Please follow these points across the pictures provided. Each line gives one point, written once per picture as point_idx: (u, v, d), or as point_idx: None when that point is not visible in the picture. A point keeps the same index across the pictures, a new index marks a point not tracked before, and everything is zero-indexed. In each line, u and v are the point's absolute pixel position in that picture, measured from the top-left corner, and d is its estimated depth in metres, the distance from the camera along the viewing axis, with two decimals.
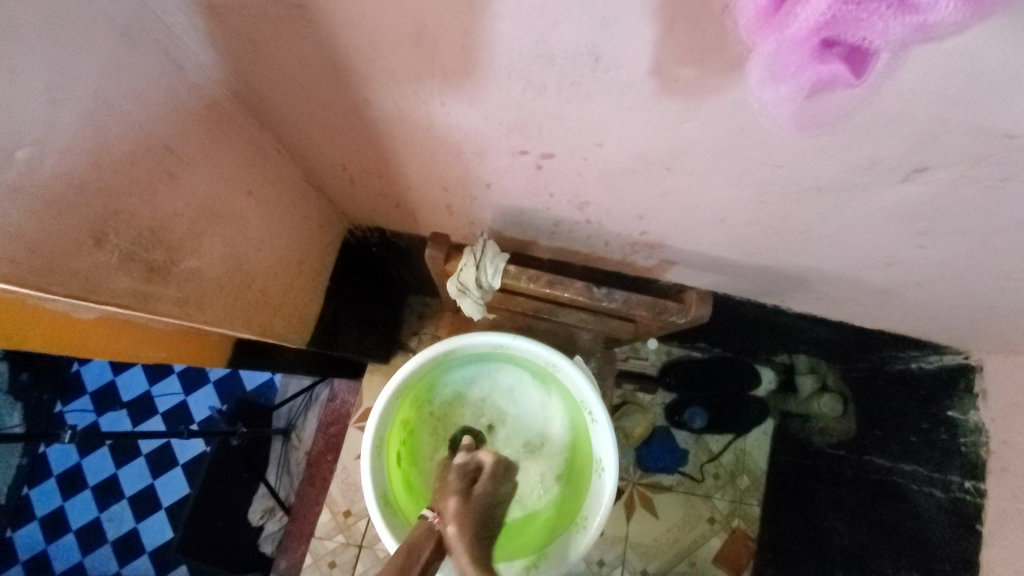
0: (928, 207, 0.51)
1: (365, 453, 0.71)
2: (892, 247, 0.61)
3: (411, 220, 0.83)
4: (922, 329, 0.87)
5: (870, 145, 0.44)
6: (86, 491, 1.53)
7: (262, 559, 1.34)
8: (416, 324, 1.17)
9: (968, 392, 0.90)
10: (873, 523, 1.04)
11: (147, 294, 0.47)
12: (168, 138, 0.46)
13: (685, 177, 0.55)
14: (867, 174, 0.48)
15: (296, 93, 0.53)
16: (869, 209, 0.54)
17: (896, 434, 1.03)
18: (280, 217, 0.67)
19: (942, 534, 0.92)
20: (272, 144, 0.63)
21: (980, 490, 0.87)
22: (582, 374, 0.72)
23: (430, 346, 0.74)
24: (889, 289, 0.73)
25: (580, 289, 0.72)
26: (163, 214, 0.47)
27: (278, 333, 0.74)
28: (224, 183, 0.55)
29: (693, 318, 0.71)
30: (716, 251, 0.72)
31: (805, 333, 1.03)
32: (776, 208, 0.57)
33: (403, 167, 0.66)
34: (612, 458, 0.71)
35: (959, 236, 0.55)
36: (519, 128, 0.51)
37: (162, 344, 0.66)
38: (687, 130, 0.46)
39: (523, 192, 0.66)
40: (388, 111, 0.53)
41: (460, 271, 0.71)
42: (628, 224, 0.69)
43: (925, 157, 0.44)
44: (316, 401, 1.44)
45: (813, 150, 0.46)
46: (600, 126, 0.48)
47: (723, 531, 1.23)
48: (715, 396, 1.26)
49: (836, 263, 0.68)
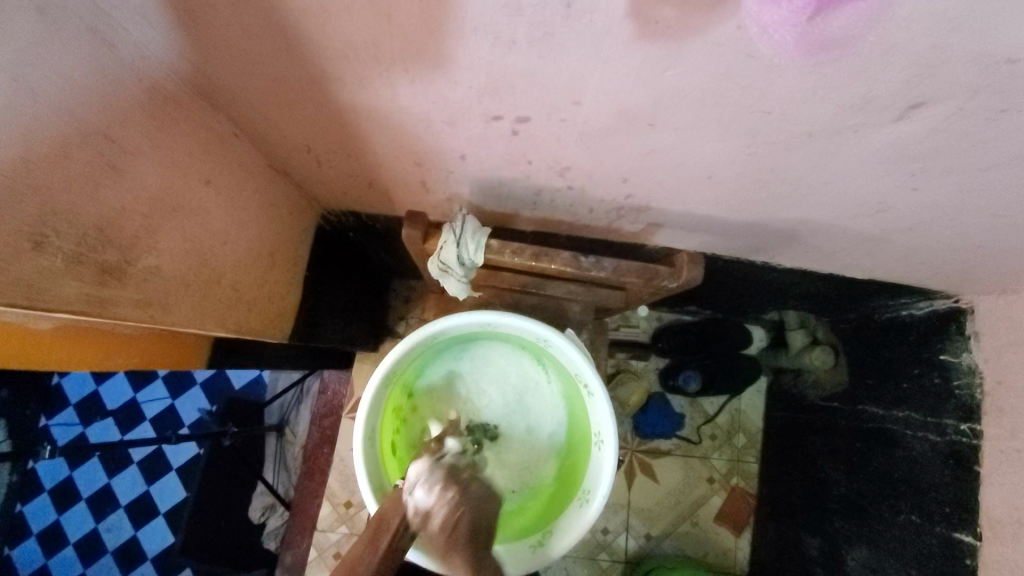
0: (922, 145, 0.49)
1: (356, 445, 0.69)
2: (883, 192, 0.59)
3: (386, 201, 0.80)
4: (912, 275, 0.86)
5: (862, 83, 0.42)
6: (79, 503, 1.50)
7: (268, 556, 1.32)
8: (402, 309, 1.15)
9: (961, 335, 0.87)
10: (870, 471, 0.99)
11: (100, 298, 0.43)
12: (105, 125, 0.42)
13: (669, 132, 0.52)
14: (859, 114, 0.46)
15: (247, 69, 0.49)
16: (861, 153, 0.52)
17: (888, 382, 1.00)
18: (245, 206, 0.63)
19: (937, 476, 0.87)
20: (227, 127, 0.59)
21: (977, 432, 0.82)
22: (573, 345, 0.70)
23: (415, 330, 0.71)
24: (880, 236, 0.71)
25: (567, 259, 0.69)
26: (111, 210, 0.43)
27: (255, 329, 0.71)
28: (179, 174, 0.51)
29: (685, 281, 0.69)
30: (704, 210, 0.70)
31: (795, 288, 1.03)
32: (765, 159, 0.55)
33: (371, 144, 0.62)
34: (611, 429, 0.70)
35: (954, 174, 0.53)
36: (491, 91, 0.48)
37: (134, 348, 0.63)
38: (669, 79, 0.43)
39: (501, 162, 0.63)
40: (348, 81, 0.49)
41: (440, 250, 0.68)
42: (612, 187, 0.66)
43: (921, 91, 0.42)
44: (307, 393, 1.41)
45: (803, 93, 0.44)
46: (578, 82, 0.45)
47: (723, 489, 1.30)
48: (708, 357, 1.27)
49: (826, 213, 0.67)
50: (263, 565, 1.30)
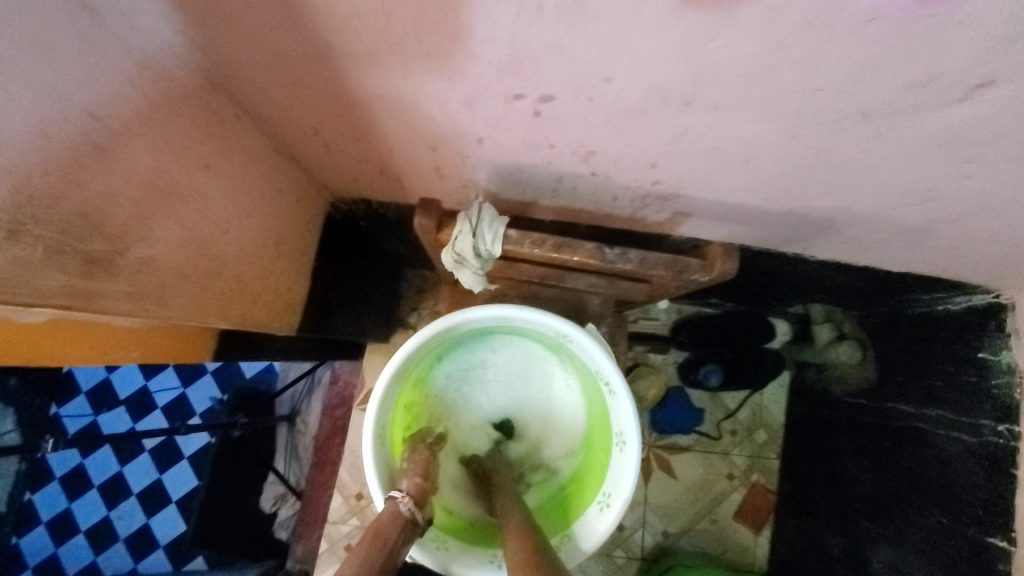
0: (990, 128, 0.44)
1: (367, 443, 0.66)
2: (937, 179, 0.54)
3: (398, 188, 0.76)
4: (955, 268, 0.81)
5: (933, 54, 0.37)
6: (91, 491, 1.50)
7: (279, 546, 1.31)
8: (413, 300, 1.07)
9: (1001, 332, 0.83)
10: (898, 472, 0.96)
11: (86, 290, 0.40)
12: (92, 104, 0.38)
13: (706, 112, 0.47)
14: (924, 93, 0.41)
15: (247, 44, 0.45)
16: (919, 136, 0.47)
17: (919, 379, 0.95)
18: (248, 192, 0.60)
19: (970, 478, 0.84)
20: (229, 109, 0.55)
21: (1017, 433, 0.79)
22: (595, 343, 0.66)
23: (429, 324, 0.68)
24: (925, 227, 0.66)
25: (591, 251, 0.65)
26: (98, 196, 0.40)
27: (259, 321, 0.68)
28: (175, 157, 0.47)
29: (718, 275, 0.64)
30: (736, 198, 0.65)
31: (826, 281, 0.97)
32: (810, 142, 0.50)
33: (381, 127, 0.58)
34: (634, 431, 0.66)
35: (1021, 160, 0.48)
36: (513, 66, 0.44)
37: (135, 341, 0.60)
38: (712, 52, 0.39)
39: (521, 146, 0.58)
40: (357, 57, 0.45)
41: (455, 240, 0.64)
42: (638, 174, 0.62)
43: (1000, 66, 0.37)
44: (318, 384, 1.40)
45: (863, 66, 0.39)
46: (610, 55, 0.41)
47: (743, 486, 1.26)
48: (729, 352, 1.24)
49: (869, 203, 0.62)
50: (275, 555, 1.30)
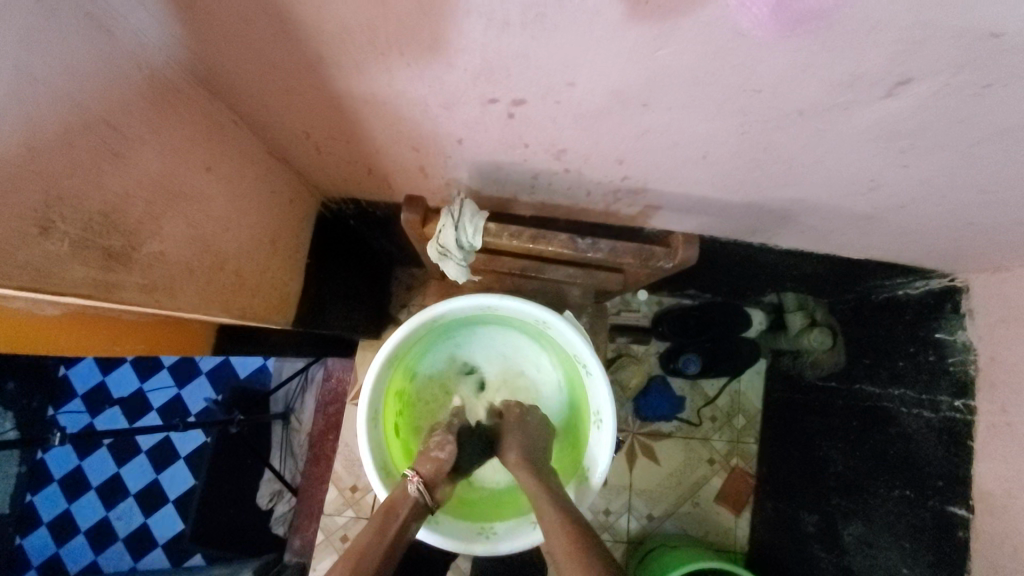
0: (912, 122, 0.49)
1: (360, 426, 0.70)
2: (876, 169, 0.59)
3: (385, 187, 0.80)
4: (909, 254, 0.87)
5: (851, 59, 0.42)
6: (90, 491, 1.53)
7: (277, 540, 1.35)
8: (404, 296, 1.16)
9: (956, 313, 0.88)
10: (865, 449, 1.01)
11: (107, 282, 0.45)
12: (106, 113, 0.42)
13: (663, 112, 0.52)
14: (850, 92, 0.46)
15: (244, 55, 0.49)
16: (853, 130, 0.52)
17: (885, 360, 1.01)
18: (245, 193, 0.64)
19: (932, 452, 0.88)
20: (227, 115, 0.59)
21: (971, 408, 0.83)
22: (571, 328, 0.71)
23: (416, 313, 0.72)
24: (874, 215, 0.72)
25: (565, 242, 0.70)
26: (115, 196, 0.44)
27: (258, 315, 0.72)
28: (180, 160, 0.51)
29: (681, 261, 0.69)
30: (699, 191, 0.70)
31: (793, 269, 1.03)
32: (758, 138, 0.55)
33: (368, 130, 0.63)
34: (610, 409, 0.71)
35: (945, 150, 0.53)
36: (486, 73, 0.49)
37: (139, 335, 0.64)
38: (660, 59, 0.44)
39: (498, 145, 0.63)
40: (344, 66, 0.50)
41: (439, 234, 0.69)
42: (607, 170, 0.67)
43: (910, 67, 0.42)
44: (312, 382, 1.43)
45: (792, 70, 0.44)
46: (571, 63, 0.45)
47: (723, 471, 1.32)
48: (709, 340, 1.29)
49: (820, 193, 0.67)
50: (273, 549, 1.34)
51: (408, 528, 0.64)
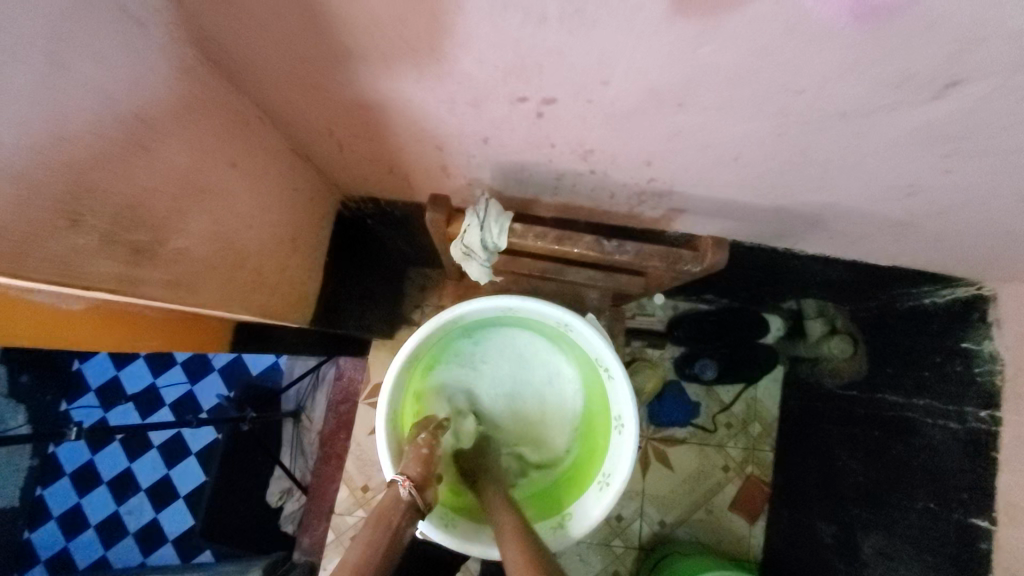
0: (957, 125, 0.48)
1: (379, 427, 0.69)
2: (912, 174, 0.58)
3: (405, 186, 0.80)
4: (938, 261, 0.85)
5: (899, 59, 0.41)
6: (102, 485, 1.54)
7: (285, 538, 1.36)
8: (418, 297, 1.15)
9: (983, 322, 0.86)
10: (887, 460, 0.98)
11: (133, 277, 0.44)
12: (136, 106, 0.42)
13: (697, 113, 0.51)
14: (895, 93, 0.45)
15: (272, 50, 0.49)
16: (894, 133, 0.51)
17: (909, 370, 0.99)
18: (268, 189, 0.64)
19: (956, 464, 0.86)
20: (252, 111, 0.59)
21: (997, 418, 0.82)
22: (594, 331, 0.70)
23: (437, 314, 0.71)
24: (906, 221, 0.70)
25: (590, 244, 0.69)
26: (142, 191, 0.43)
27: (276, 313, 0.71)
28: (206, 156, 0.51)
29: (710, 266, 0.68)
30: (727, 194, 0.69)
31: (816, 276, 1.01)
32: (793, 140, 0.54)
33: (393, 127, 0.62)
34: (632, 413, 0.70)
35: (987, 156, 0.52)
36: (518, 70, 0.48)
37: (159, 331, 0.64)
38: (700, 57, 0.43)
39: (524, 145, 0.62)
40: (374, 62, 0.49)
41: (464, 234, 0.68)
42: (634, 171, 0.66)
43: (961, 68, 0.41)
44: (323, 380, 1.43)
45: (836, 70, 0.43)
46: (607, 61, 0.44)
47: (738, 478, 1.30)
48: (725, 347, 1.27)
49: (852, 198, 0.66)
50: (283, 546, 1.36)
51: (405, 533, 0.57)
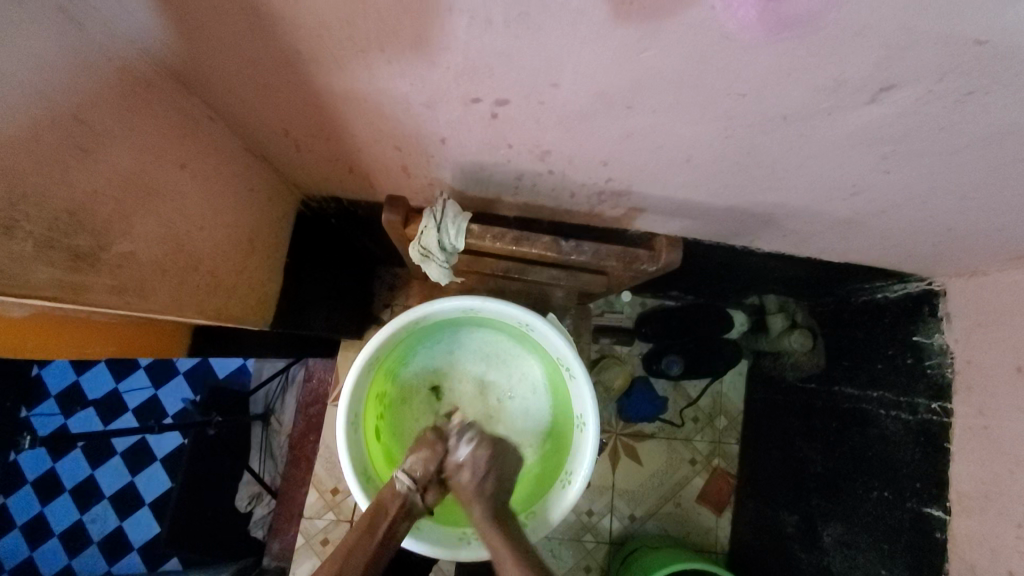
0: (895, 127, 0.50)
1: (339, 429, 0.69)
2: (857, 174, 0.60)
3: (367, 186, 0.79)
4: (888, 258, 0.88)
5: (835, 63, 0.42)
6: (63, 494, 1.49)
7: (256, 544, 1.32)
8: (387, 297, 1.15)
9: (933, 316, 0.89)
10: (845, 450, 1.01)
11: (75, 284, 0.43)
12: (74, 108, 0.41)
13: (648, 115, 0.52)
14: (834, 96, 0.46)
15: (221, 51, 0.48)
16: (836, 135, 0.52)
17: (864, 363, 1.02)
18: (221, 190, 0.62)
19: (909, 454, 0.89)
20: (202, 111, 0.58)
21: (948, 410, 0.84)
22: (555, 330, 0.71)
23: (400, 315, 0.71)
24: (855, 220, 0.73)
25: (548, 244, 0.69)
26: (81, 195, 0.42)
27: (235, 316, 0.70)
28: (152, 157, 0.50)
29: (665, 264, 0.69)
30: (683, 194, 0.70)
31: (773, 273, 1.05)
32: (741, 142, 0.55)
33: (348, 128, 0.61)
34: (593, 411, 0.71)
35: (925, 156, 0.54)
36: (470, 71, 0.47)
37: (110, 335, 0.62)
38: (645, 61, 0.43)
39: (481, 146, 0.62)
40: (324, 63, 0.48)
41: (421, 235, 0.68)
42: (592, 171, 0.66)
43: (895, 73, 0.42)
44: (293, 382, 1.40)
45: (778, 74, 0.44)
46: (556, 64, 0.45)
47: (705, 471, 1.34)
48: (690, 342, 1.30)
49: (801, 197, 0.68)
50: (252, 553, 1.32)
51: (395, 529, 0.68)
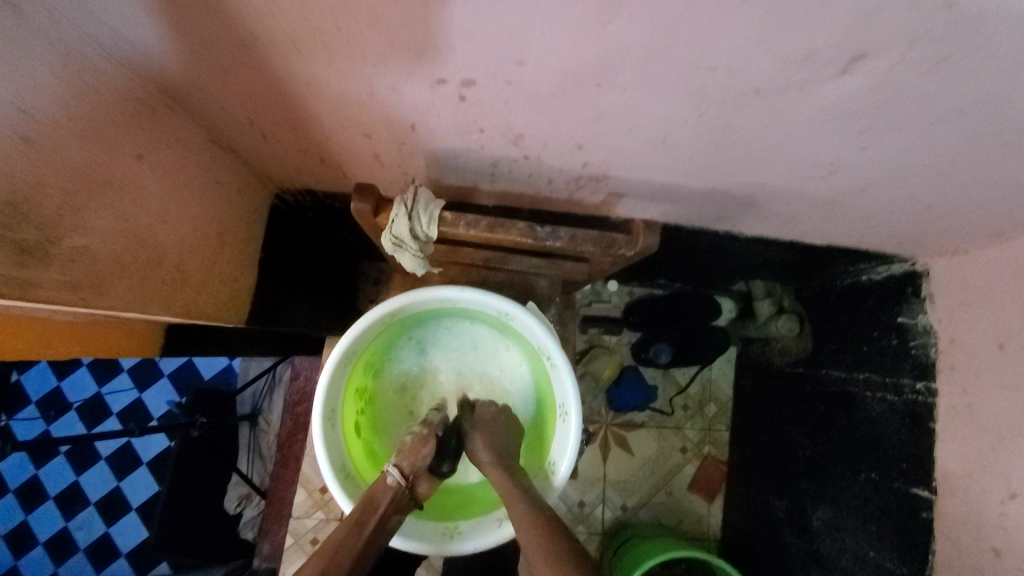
0: (869, 100, 0.49)
1: (315, 427, 0.67)
2: (835, 151, 0.59)
3: (341, 177, 0.77)
4: (872, 240, 0.87)
5: (803, 32, 0.41)
6: (48, 501, 1.46)
7: (246, 546, 1.32)
8: (371, 292, 1.13)
9: (916, 297, 0.89)
10: (832, 434, 1.01)
11: (22, 280, 0.41)
12: (13, 94, 0.39)
13: (619, 93, 0.51)
14: (805, 69, 0.45)
15: (172, 33, 0.46)
16: (811, 111, 0.51)
17: (850, 346, 1.02)
18: (186, 182, 0.61)
19: (896, 434, 0.88)
20: (160, 100, 0.56)
21: (933, 390, 0.84)
22: (536, 320, 0.70)
23: (376, 307, 0.70)
24: (835, 200, 0.72)
25: (523, 231, 0.68)
26: (26, 186, 0.40)
27: (207, 314, 0.68)
28: (105, 147, 0.48)
29: (642, 249, 0.68)
30: (662, 176, 0.69)
31: (760, 258, 1.04)
32: (716, 120, 0.54)
33: (316, 116, 0.60)
34: (575, 401, 0.70)
35: (902, 130, 0.53)
36: (429, 49, 0.46)
37: (74, 337, 0.60)
38: (611, 35, 0.42)
39: (452, 131, 0.61)
40: (282, 46, 0.47)
41: (392, 224, 0.66)
42: (567, 155, 0.65)
43: (865, 41, 0.41)
44: (279, 381, 1.39)
45: (748, 46, 0.43)
46: (520, 39, 0.43)
47: (696, 458, 1.33)
48: (679, 330, 1.29)
49: (781, 178, 0.67)
50: (242, 554, 1.31)
51: (386, 522, 0.64)
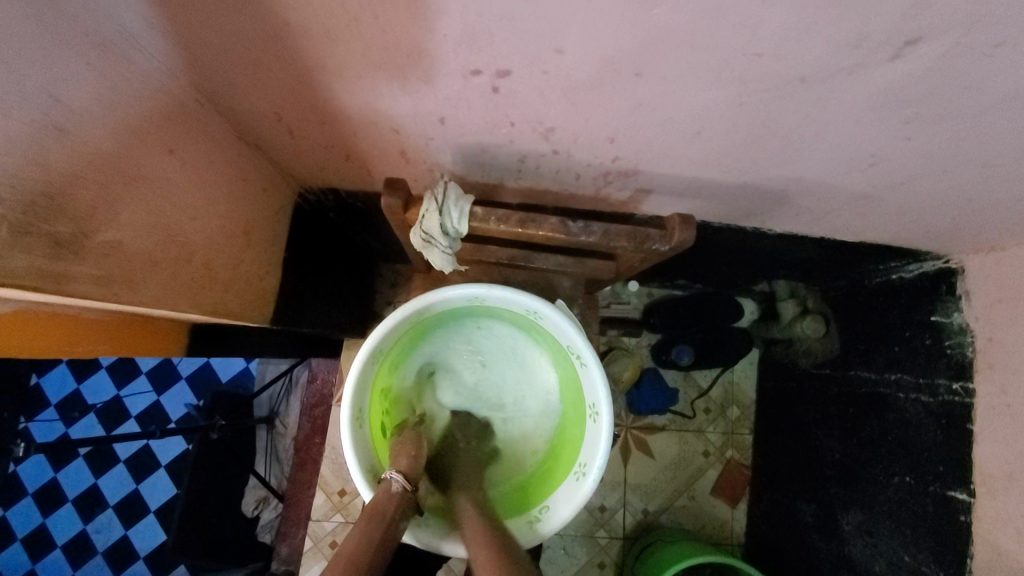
0: (920, 86, 0.47)
1: (343, 426, 0.66)
2: (874, 141, 0.57)
3: (365, 174, 0.77)
4: (904, 236, 0.85)
5: (858, 14, 0.39)
6: (67, 504, 1.47)
7: (263, 549, 1.30)
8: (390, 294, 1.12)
9: (951, 295, 0.86)
10: (863, 436, 0.98)
11: (55, 273, 0.40)
12: (49, 84, 0.39)
13: (657, 82, 0.49)
14: (855, 53, 0.43)
15: (207, 24, 0.46)
16: (858, 98, 0.50)
17: (880, 345, 0.99)
18: (214, 179, 0.60)
19: (932, 437, 0.85)
20: (188, 94, 0.55)
21: (970, 390, 0.81)
22: (565, 318, 0.68)
23: (404, 304, 0.69)
24: (871, 194, 0.70)
25: (556, 225, 0.67)
26: (60, 178, 0.40)
27: (232, 313, 0.68)
28: (136, 141, 0.48)
29: (677, 244, 0.66)
30: (694, 171, 0.68)
31: (786, 256, 1.02)
32: (756, 109, 0.53)
33: (344, 110, 0.59)
34: (606, 400, 0.68)
35: (949, 119, 0.51)
36: (465, 38, 0.45)
37: (101, 333, 0.60)
38: (656, 19, 0.41)
39: (481, 125, 0.60)
40: (315, 36, 0.46)
41: (421, 219, 0.65)
42: (597, 149, 0.64)
43: (920, 23, 0.39)
44: (296, 383, 1.37)
45: (796, 29, 0.41)
46: (560, 27, 0.42)
47: (718, 463, 1.31)
48: (700, 332, 1.27)
49: (817, 170, 0.65)
50: (259, 558, 1.29)
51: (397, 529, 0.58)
